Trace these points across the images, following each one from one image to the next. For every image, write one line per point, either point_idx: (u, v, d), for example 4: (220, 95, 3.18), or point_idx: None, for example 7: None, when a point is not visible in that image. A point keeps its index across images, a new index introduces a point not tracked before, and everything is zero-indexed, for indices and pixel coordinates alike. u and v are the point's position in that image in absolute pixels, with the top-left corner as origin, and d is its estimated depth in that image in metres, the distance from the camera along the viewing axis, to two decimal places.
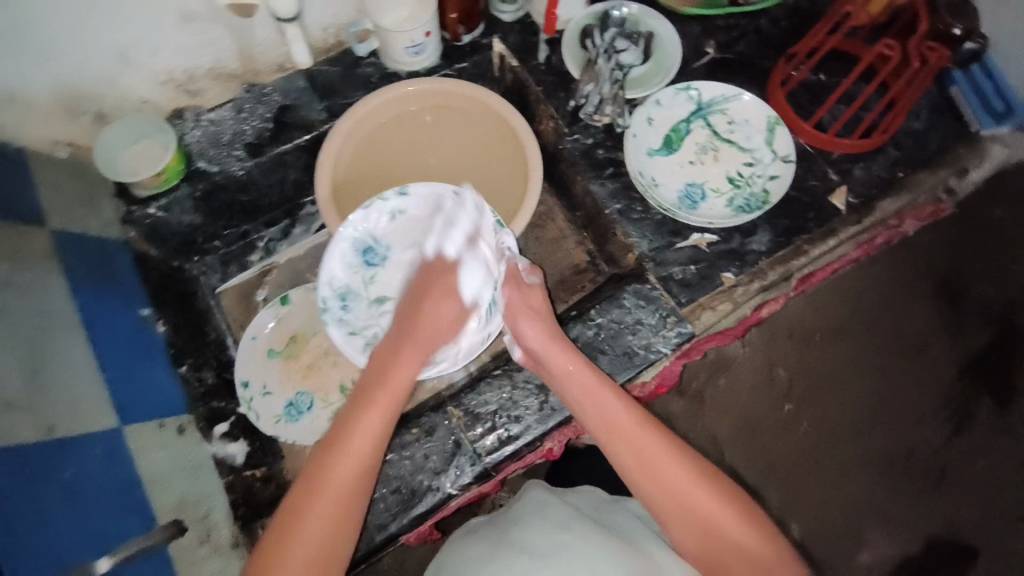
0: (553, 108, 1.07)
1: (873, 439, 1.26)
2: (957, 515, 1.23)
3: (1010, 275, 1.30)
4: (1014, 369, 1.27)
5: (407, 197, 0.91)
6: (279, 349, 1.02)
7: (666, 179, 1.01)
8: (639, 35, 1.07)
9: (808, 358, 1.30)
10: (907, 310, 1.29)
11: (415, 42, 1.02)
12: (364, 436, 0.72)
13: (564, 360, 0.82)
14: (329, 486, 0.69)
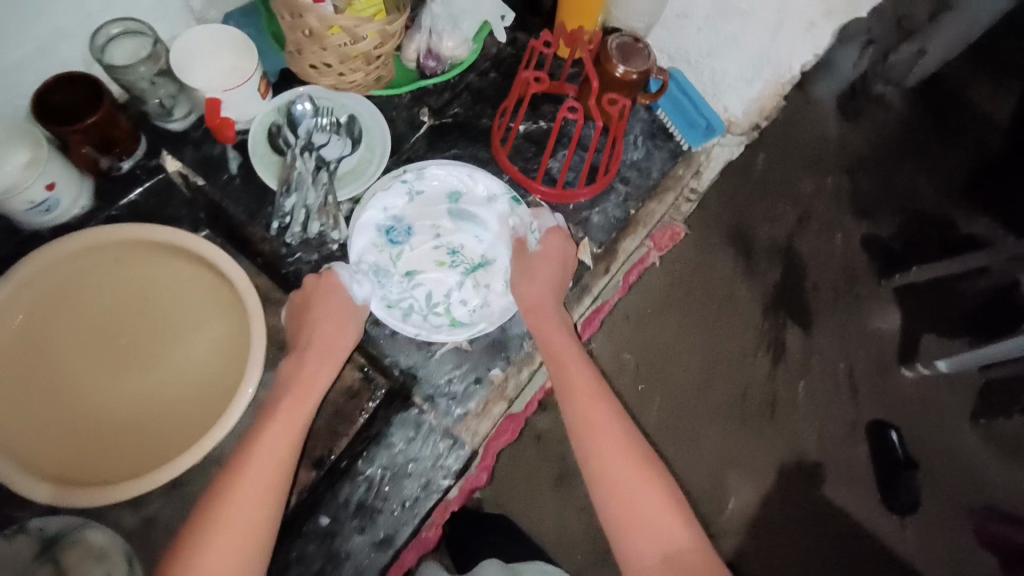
0: (263, 230, 0.91)
1: (712, 393, 1.23)
2: (799, 437, 1.24)
3: (784, 209, 1.34)
4: (808, 293, 1.31)
5: (425, 179, 0.94)
6: None
7: (408, 281, 0.90)
8: (340, 123, 0.94)
9: (644, 338, 1.24)
10: (711, 265, 1.28)
11: (40, 202, 0.80)
12: (282, 431, 0.73)
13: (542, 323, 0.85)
14: (241, 489, 0.68)
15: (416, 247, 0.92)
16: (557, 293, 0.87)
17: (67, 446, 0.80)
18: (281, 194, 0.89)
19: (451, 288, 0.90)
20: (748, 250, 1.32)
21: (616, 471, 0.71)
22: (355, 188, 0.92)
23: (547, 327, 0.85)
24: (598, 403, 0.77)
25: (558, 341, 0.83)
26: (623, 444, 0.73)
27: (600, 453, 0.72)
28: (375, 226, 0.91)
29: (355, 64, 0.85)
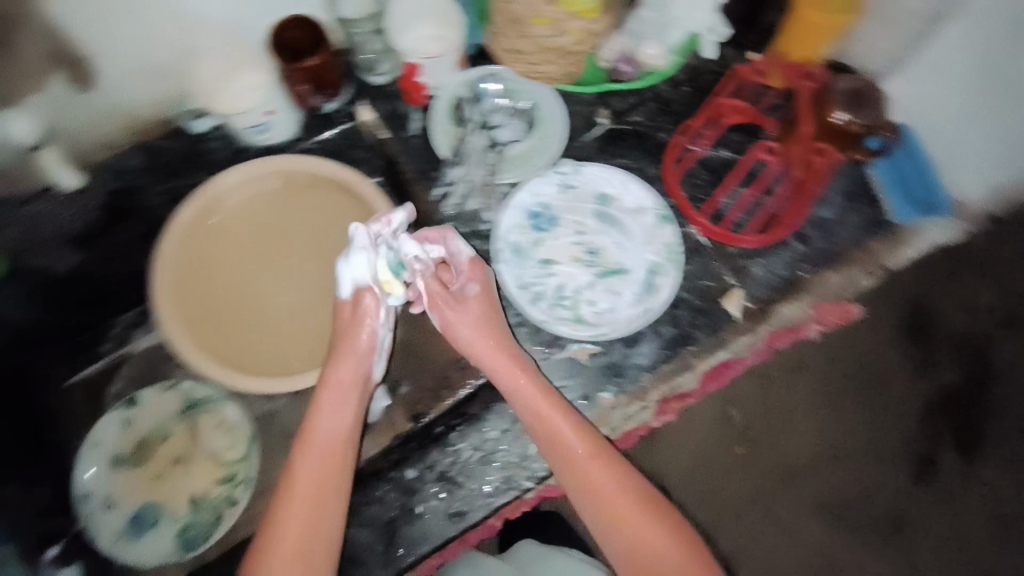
0: (422, 191, 0.94)
1: (837, 479, 1.02)
2: (921, 564, 1.00)
3: (1000, 292, 1.03)
4: (989, 409, 1.03)
5: (581, 176, 0.92)
6: (126, 455, 0.96)
7: (542, 278, 0.89)
8: (520, 108, 0.96)
9: (768, 396, 1.04)
10: (886, 343, 1.04)
11: (257, 123, 0.92)
12: (321, 455, 0.75)
13: (496, 359, 0.81)
14: (289, 513, 0.71)
15: (559, 238, 0.90)
16: (519, 358, 0.81)
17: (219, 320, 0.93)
18: (450, 163, 0.94)
19: (583, 287, 0.88)
20: (923, 333, 1.04)
21: (609, 503, 0.72)
22: (517, 175, 0.93)
23: (512, 375, 0.80)
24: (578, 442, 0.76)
25: (524, 397, 0.79)
26: (610, 480, 0.73)
27: (594, 492, 0.73)
28: (524, 207, 0.92)
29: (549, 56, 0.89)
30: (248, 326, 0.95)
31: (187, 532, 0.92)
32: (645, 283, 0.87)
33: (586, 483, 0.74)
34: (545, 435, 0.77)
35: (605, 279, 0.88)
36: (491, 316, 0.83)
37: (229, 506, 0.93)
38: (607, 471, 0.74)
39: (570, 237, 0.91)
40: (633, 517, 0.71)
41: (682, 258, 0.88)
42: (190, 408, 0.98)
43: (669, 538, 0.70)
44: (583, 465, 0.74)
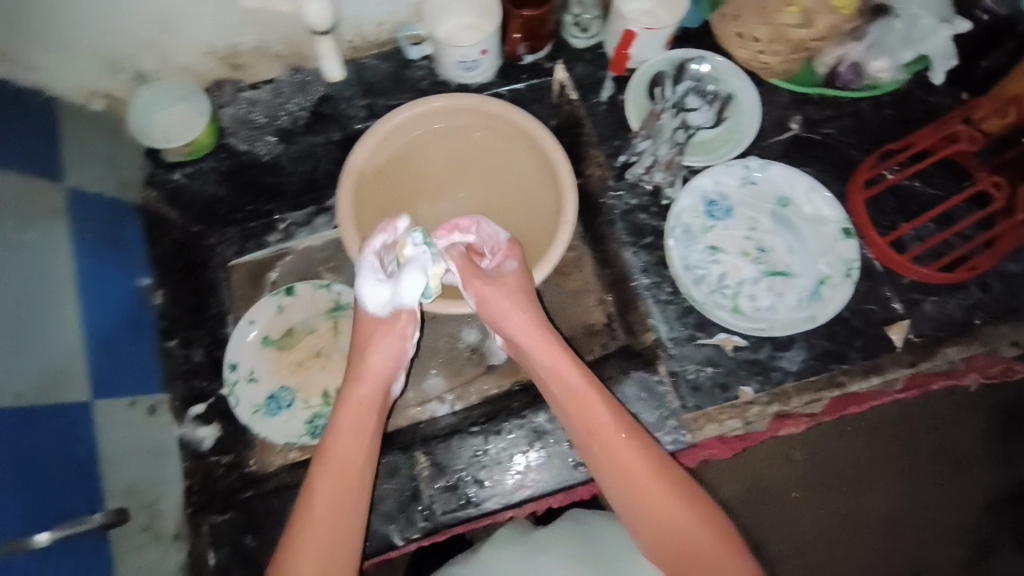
0: (602, 156, 0.99)
1: (893, 547, 1.12)
2: None
3: None
4: None
5: (765, 172, 0.92)
6: (274, 338, 1.02)
7: (708, 264, 0.89)
8: (715, 96, 0.96)
9: (839, 449, 1.13)
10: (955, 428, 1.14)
11: (468, 59, 0.95)
12: (342, 468, 0.75)
13: (526, 332, 0.83)
14: (309, 537, 0.70)
15: (730, 229, 0.91)
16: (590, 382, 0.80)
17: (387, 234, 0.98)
18: (639, 135, 0.95)
19: (747, 280, 0.89)
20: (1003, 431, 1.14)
21: (638, 482, 0.74)
22: (701, 159, 0.94)
23: (547, 352, 0.82)
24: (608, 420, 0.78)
25: (562, 377, 0.81)
26: (634, 453, 0.76)
27: (620, 464, 0.76)
28: (702, 192, 0.92)
29: (777, 49, 0.95)
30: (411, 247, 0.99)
31: (314, 421, 0.99)
32: (812, 289, 0.88)
33: (613, 460, 0.76)
34: (581, 420, 0.79)
35: (770, 278, 0.89)
36: (527, 293, 0.85)
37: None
38: (636, 452, 0.76)
39: (742, 228, 0.91)
40: (658, 497, 0.73)
41: (855, 275, 0.87)
42: (334, 311, 1.05)
43: (685, 507, 0.73)
44: (614, 450, 0.76)
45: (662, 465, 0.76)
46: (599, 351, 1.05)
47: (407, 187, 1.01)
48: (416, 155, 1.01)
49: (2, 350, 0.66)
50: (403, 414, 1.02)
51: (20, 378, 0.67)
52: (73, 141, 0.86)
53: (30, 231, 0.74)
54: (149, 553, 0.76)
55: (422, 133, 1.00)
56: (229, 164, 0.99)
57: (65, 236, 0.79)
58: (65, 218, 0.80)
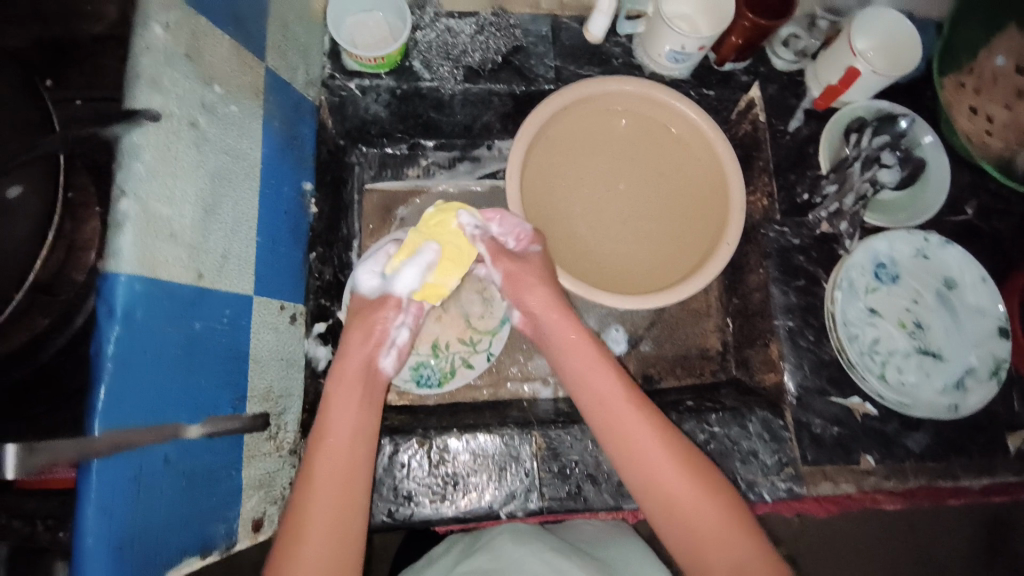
0: (775, 185, 0.96)
1: None
2: None
3: None
4: None
5: (940, 251, 0.91)
6: None
7: (864, 327, 0.88)
8: (911, 159, 0.93)
9: (833, 524, 1.18)
10: (941, 532, 1.19)
11: (681, 51, 0.92)
12: (340, 459, 0.69)
13: (546, 311, 0.82)
14: (310, 530, 0.64)
15: (893, 296, 0.90)
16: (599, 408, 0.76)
17: (542, 203, 0.96)
18: (827, 179, 0.94)
19: (899, 353, 0.88)
20: (998, 551, 1.18)
21: (669, 489, 0.70)
22: (881, 220, 0.93)
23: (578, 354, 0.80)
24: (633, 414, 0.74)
25: (580, 371, 0.79)
26: (656, 448, 0.72)
27: (646, 468, 0.72)
28: (875, 252, 0.90)
29: (1009, 134, 0.91)
30: (559, 220, 0.96)
31: (419, 370, 0.96)
32: (958, 378, 0.88)
33: (631, 457, 0.72)
34: (603, 417, 0.76)
35: (921, 356, 0.88)
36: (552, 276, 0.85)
37: (463, 367, 0.98)
38: (664, 451, 0.72)
39: (905, 299, 0.90)
40: (694, 513, 0.69)
41: (1003, 375, 0.87)
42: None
43: (723, 510, 0.69)
44: (643, 455, 0.72)
45: (696, 464, 0.71)
46: (708, 376, 1.05)
47: (577, 158, 0.98)
48: (597, 128, 0.98)
49: (196, 223, 0.63)
50: (503, 384, 1.01)
51: (206, 257, 0.64)
52: (280, 21, 0.81)
53: (236, 107, 0.70)
54: (269, 465, 0.74)
55: (622, 108, 0.98)
56: (406, 88, 0.94)
57: (260, 120, 0.75)
58: (262, 100, 0.76)
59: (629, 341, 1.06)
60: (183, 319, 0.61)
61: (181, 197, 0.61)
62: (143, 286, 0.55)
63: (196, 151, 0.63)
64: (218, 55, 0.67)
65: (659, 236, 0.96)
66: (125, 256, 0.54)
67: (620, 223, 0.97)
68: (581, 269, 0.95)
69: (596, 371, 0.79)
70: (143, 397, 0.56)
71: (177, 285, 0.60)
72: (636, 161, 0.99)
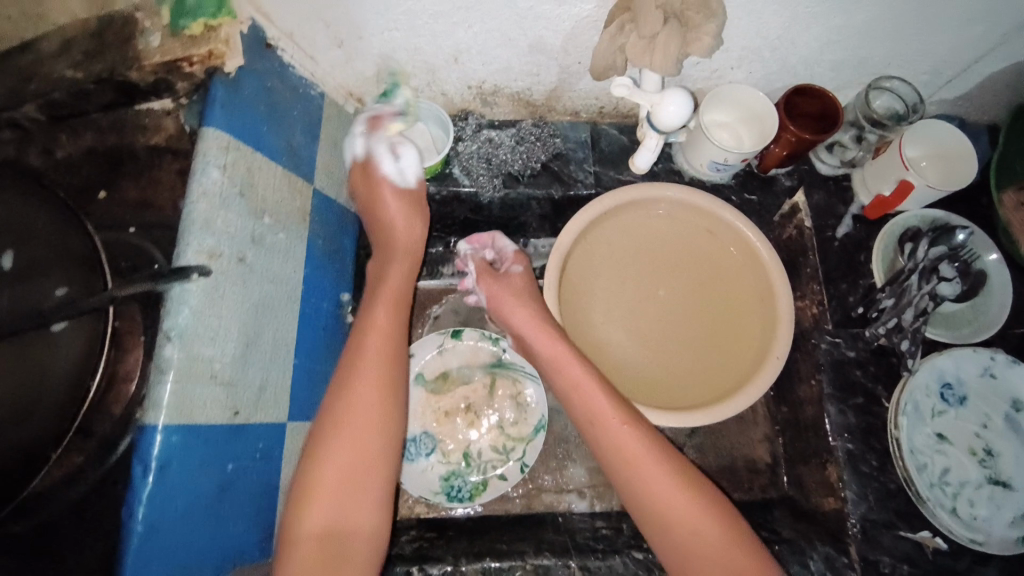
0: (825, 294, 0.92)
1: None
2: None
3: None
4: None
5: (1011, 371, 0.85)
6: (427, 378, 0.97)
7: (931, 454, 0.82)
8: (969, 272, 0.88)
9: None
10: None
11: (723, 164, 0.91)
12: (352, 439, 0.64)
13: (528, 329, 0.85)
14: (320, 482, 0.62)
15: (961, 420, 0.83)
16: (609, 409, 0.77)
17: (580, 307, 0.94)
18: (883, 291, 0.89)
19: (970, 484, 0.81)
20: None
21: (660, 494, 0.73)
22: (943, 334, 0.88)
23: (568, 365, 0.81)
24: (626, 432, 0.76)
25: (572, 374, 0.81)
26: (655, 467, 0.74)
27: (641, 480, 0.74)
28: (939, 370, 0.84)
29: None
30: (596, 324, 0.93)
31: (450, 481, 0.93)
32: None
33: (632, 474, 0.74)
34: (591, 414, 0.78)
35: (993, 487, 0.81)
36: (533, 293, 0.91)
37: (496, 478, 0.93)
38: (649, 454, 0.74)
39: (974, 423, 0.84)
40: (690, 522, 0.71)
41: None
42: (493, 366, 0.99)
43: (705, 515, 0.71)
44: (636, 458, 0.74)
45: (676, 462, 0.75)
46: (758, 491, 0.97)
47: (617, 253, 0.96)
48: (636, 225, 0.96)
49: (236, 358, 0.62)
50: (537, 498, 0.96)
51: (244, 392, 0.63)
52: (329, 139, 0.83)
53: (283, 232, 0.71)
54: None
55: (666, 211, 0.96)
56: (446, 194, 0.95)
57: (304, 240, 0.75)
58: (308, 220, 0.76)
59: None
60: (217, 462, 0.59)
61: (223, 335, 0.60)
62: (179, 436, 0.54)
63: (242, 287, 0.63)
64: (270, 186, 0.69)
65: (704, 347, 0.92)
66: (165, 406, 0.53)
67: (658, 329, 0.94)
68: (618, 375, 0.91)
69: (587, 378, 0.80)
70: (167, 553, 0.53)
71: (212, 427, 0.58)
72: (677, 266, 0.96)
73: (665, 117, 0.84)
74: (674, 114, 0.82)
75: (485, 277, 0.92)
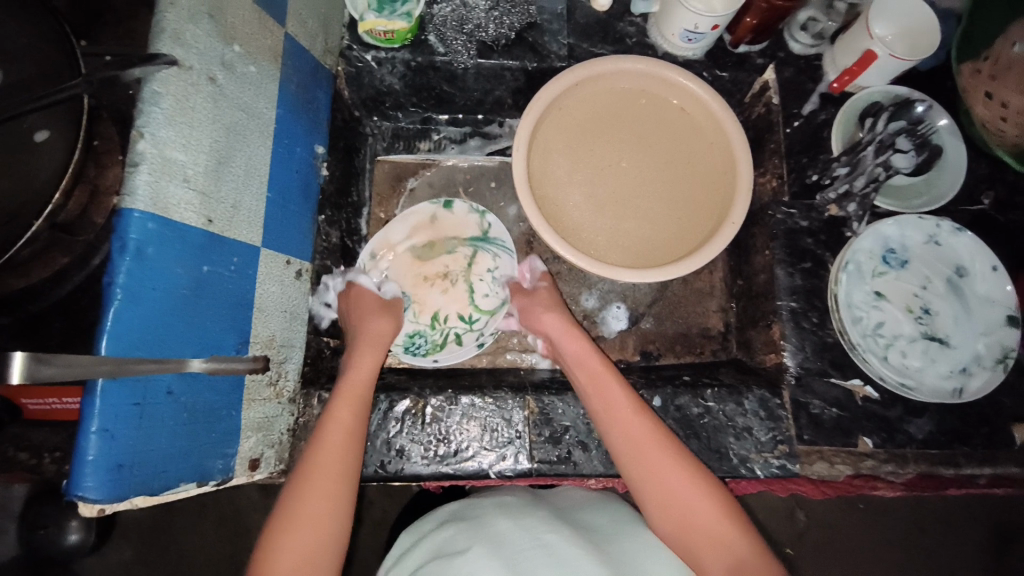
0: (785, 167, 0.96)
1: None
2: None
3: None
4: None
5: (954, 237, 0.89)
6: (416, 244, 1.01)
7: (869, 311, 0.87)
8: (926, 146, 0.92)
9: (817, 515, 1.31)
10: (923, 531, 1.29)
11: (696, 30, 0.92)
12: (319, 482, 0.69)
13: (561, 334, 0.89)
14: (295, 516, 0.66)
15: (901, 280, 0.88)
16: (611, 406, 0.79)
17: (544, 176, 0.97)
18: (840, 160, 0.92)
19: (904, 337, 0.86)
20: (996, 555, 1.27)
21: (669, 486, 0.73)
22: (890, 204, 0.91)
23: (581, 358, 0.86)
24: (637, 422, 0.77)
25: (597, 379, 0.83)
26: (655, 448, 0.75)
27: (645, 464, 0.75)
28: (882, 237, 0.89)
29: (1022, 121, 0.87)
30: (556, 193, 0.97)
31: (412, 339, 0.97)
32: (964, 365, 0.85)
33: (645, 464, 0.74)
34: (614, 425, 0.78)
35: (928, 341, 0.86)
36: (556, 303, 0.94)
37: (455, 342, 0.98)
38: (663, 452, 0.75)
39: (915, 285, 0.88)
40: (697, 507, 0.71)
41: (1011, 364, 0.85)
42: (477, 242, 1.03)
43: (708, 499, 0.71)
44: (636, 436, 0.76)
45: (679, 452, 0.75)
46: (708, 355, 1.04)
47: (581, 149, 0.98)
48: (605, 102, 0.99)
49: (207, 173, 0.66)
50: (502, 355, 1.02)
51: (217, 206, 0.67)
52: None
53: (254, 65, 0.74)
54: (269, 410, 0.77)
55: (630, 86, 0.99)
56: (421, 61, 0.97)
57: (276, 79, 0.79)
58: (280, 62, 0.80)
59: (630, 318, 1.05)
60: (191, 259, 0.64)
61: (195, 144, 0.64)
62: (156, 224, 0.59)
63: (213, 105, 0.67)
64: (239, 15, 0.71)
65: (665, 224, 0.96)
66: (139, 195, 0.57)
67: (616, 202, 0.97)
68: (574, 239, 0.95)
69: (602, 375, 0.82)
70: (147, 328, 0.59)
71: (187, 227, 0.63)
72: (643, 142, 0.99)
73: None
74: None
75: (522, 299, 0.96)
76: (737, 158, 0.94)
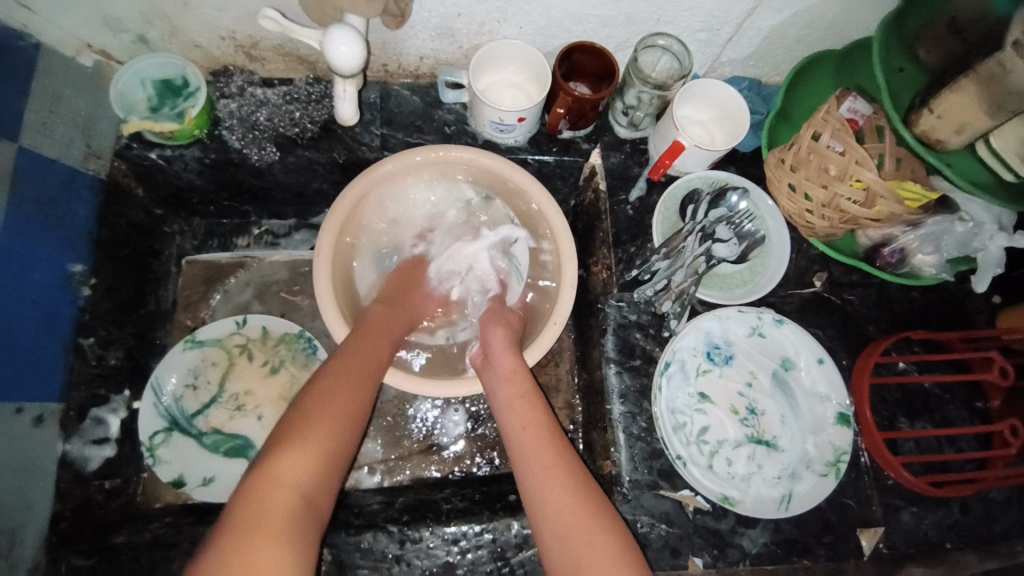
0: (614, 256, 0.91)
1: None
2: None
3: None
4: None
5: (778, 329, 0.86)
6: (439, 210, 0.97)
7: (693, 414, 0.82)
8: (747, 236, 0.89)
9: None
10: None
11: (503, 122, 0.88)
12: (358, 379, 0.71)
13: (497, 346, 0.85)
14: (332, 405, 0.66)
15: (724, 378, 0.85)
16: (548, 418, 0.77)
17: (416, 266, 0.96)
18: (659, 253, 0.87)
19: (728, 442, 0.82)
20: None
21: (563, 511, 0.67)
22: (716, 294, 0.88)
23: (515, 385, 0.80)
24: (550, 441, 0.74)
25: (524, 408, 0.78)
26: (564, 467, 0.71)
27: (545, 484, 0.69)
28: (704, 333, 0.85)
29: (828, 214, 0.82)
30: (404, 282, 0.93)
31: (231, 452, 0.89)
32: (793, 469, 0.81)
33: (539, 478, 0.70)
34: (517, 443, 0.74)
35: (752, 445, 0.82)
36: (512, 327, 0.88)
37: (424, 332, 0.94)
38: (567, 482, 0.70)
39: (742, 381, 0.85)
40: (592, 546, 0.64)
41: (841, 468, 0.81)
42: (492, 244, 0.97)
43: (603, 536, 0.65)
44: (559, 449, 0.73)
45: (586, 483, 0.70)
46: None
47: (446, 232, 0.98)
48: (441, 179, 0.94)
49: None
50: None
51: None
52: (46, 95, 0.76)
53: None
54: None
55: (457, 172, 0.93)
56: (215, 157, 0.88)
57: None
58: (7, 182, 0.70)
59: (469, 422, 0.97)
60: None
61: None
62: None
63: None
64: None
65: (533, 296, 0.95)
66: None
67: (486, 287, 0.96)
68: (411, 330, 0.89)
69: (531, 400, 0.78)
70: None
71: None
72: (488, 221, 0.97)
73: (339, 60, 0.75)
74: (348, 53, 0.74)
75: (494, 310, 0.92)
76: (564, 250, 0.88)
